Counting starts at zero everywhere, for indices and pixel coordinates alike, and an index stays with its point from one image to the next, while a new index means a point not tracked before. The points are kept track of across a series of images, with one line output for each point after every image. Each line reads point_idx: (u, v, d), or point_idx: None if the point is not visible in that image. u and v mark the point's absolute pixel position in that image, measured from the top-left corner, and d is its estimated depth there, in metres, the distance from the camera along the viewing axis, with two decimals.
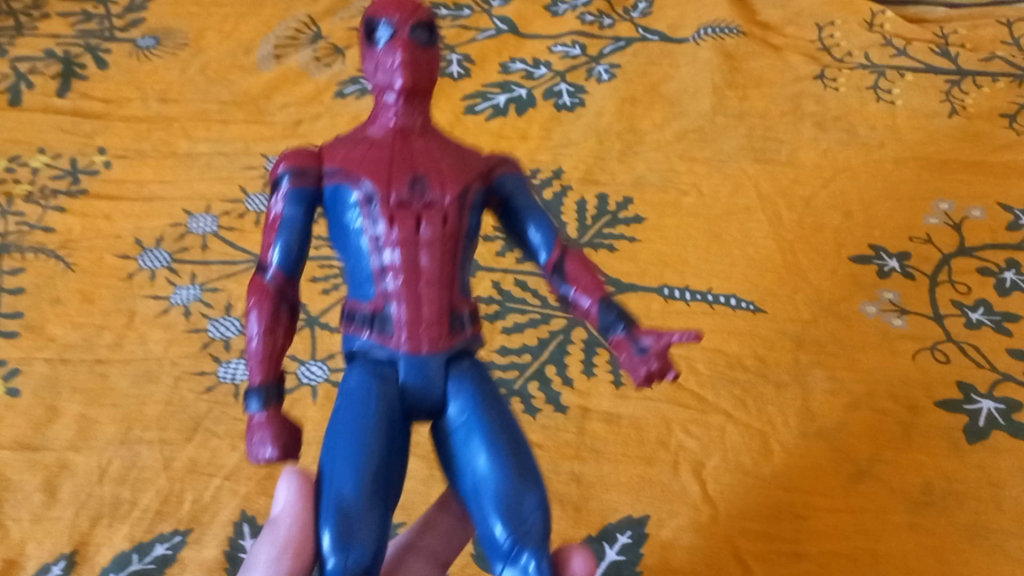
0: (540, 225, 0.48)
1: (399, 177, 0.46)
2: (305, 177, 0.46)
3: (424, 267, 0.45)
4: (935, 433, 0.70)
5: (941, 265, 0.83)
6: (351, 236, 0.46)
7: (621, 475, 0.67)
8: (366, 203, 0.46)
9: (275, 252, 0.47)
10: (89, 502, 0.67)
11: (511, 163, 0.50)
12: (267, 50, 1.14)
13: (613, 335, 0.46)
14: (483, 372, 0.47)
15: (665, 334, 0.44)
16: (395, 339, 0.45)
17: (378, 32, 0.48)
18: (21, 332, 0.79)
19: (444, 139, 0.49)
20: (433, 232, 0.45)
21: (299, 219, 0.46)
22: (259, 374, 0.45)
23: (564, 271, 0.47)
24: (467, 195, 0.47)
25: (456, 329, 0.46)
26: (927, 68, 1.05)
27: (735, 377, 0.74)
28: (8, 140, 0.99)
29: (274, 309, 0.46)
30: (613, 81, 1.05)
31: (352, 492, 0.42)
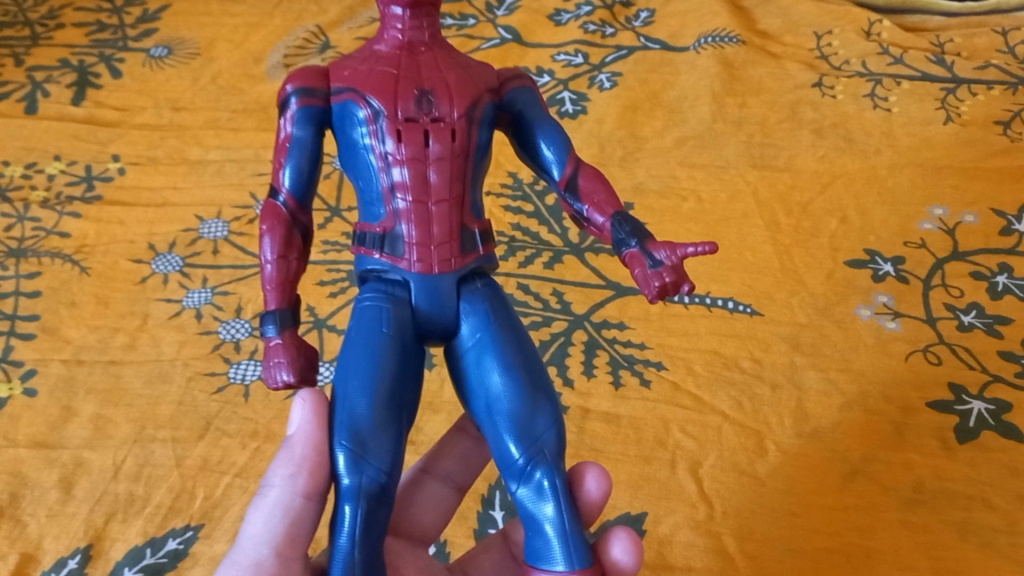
0: (551, 142, 0.50)
1: (406, 92, 0.47)
2: (313, 97, 0.48)
3: (433, 185, 0.47)
4: (927, 433, 0.72)
5: (934, 269, 0.85)
6: (360, 155, 0.48)
7: (620, 473, 0.69)
8: (373, 121, 0.47)
9: (285, 175, 0.48)
10: (104, 498, 0.69)
11: (522, 79, 0.51)
12: (277, 59, 1.16)
13: (626, 250, 0.47)
14: (494, 289, 0.49)
15: (678, 249, 0.45)
16: (407, 260, 0.47)
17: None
18: (38, 334, 0.82)
19: (451, 51, 0.50)
20: (441, 149, 0.46)
21: (308, 140, 0.48)
22: (274, 300, 0.46)
23: (577, 188, 0.50)
24: (474, 111, 0.48)
25: (466, 246, 0.48)
26: (923, 76, 1.07)
27: (731, 378, 0.76)
28: (24, 148, 1.02)
29: (286, 233, 0.47)
30: (615, 89, 1.07)
31: (366, 413, 0.44)
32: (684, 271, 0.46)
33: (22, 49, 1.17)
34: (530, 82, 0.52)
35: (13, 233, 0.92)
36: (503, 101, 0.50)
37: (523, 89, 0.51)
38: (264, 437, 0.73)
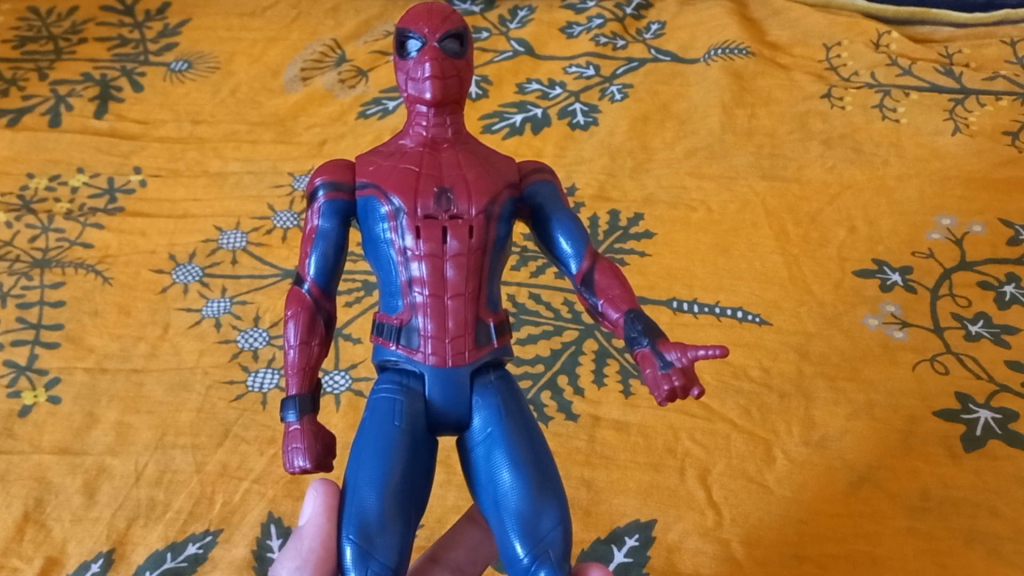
0: (568, 236, 0.51)
1: (426, 189, 0.49)
2: (339, 191, 0.50)
3: (449, 281, 0.48)
4: (933, 441, 0.73)
5: (942, 279, 0.86)
6: (381, 247, 0.50)
7: (630, 481, 0.71)
8: (394, 217, 0.49)
9: (311, 264, 0.50)
10: (126, 503, 0.71)
11: (543, 173, 0.53)
12: (294, 72, 1.19)
13: (638, 349, 0.47)
14: (508, 381, 0.50)
15: (688, 350, 0.45)
16: (421, 351, 0.48)
17: (410, 43, 0.50)
18: (62, 342, 0.84)
19: (473, 148, 0.52)
20: (458, 244, 0.48)
21: (333, 231, 0.50)
22: (295, 386, 0.48)
23: (594, 283, 0.51)
24: (492, 207, 0.50)
25: (480, 339, 0.49)
26: (932, 87, 1.08)
27: (740, 387, 0.77)
28: (49, 161, 1.04)
29: (309, 320, 0.49)
30: (626, 101, 1.08)
31: (374, 506, 0.44)
32: (696, 373, 0.45)
33: (45, 64, 1.20)
34: (551, 175, 0.54)
35: (37, 243, 0.94)
36: (523, 195, 0.52)
37: (544, 182, 0.53)
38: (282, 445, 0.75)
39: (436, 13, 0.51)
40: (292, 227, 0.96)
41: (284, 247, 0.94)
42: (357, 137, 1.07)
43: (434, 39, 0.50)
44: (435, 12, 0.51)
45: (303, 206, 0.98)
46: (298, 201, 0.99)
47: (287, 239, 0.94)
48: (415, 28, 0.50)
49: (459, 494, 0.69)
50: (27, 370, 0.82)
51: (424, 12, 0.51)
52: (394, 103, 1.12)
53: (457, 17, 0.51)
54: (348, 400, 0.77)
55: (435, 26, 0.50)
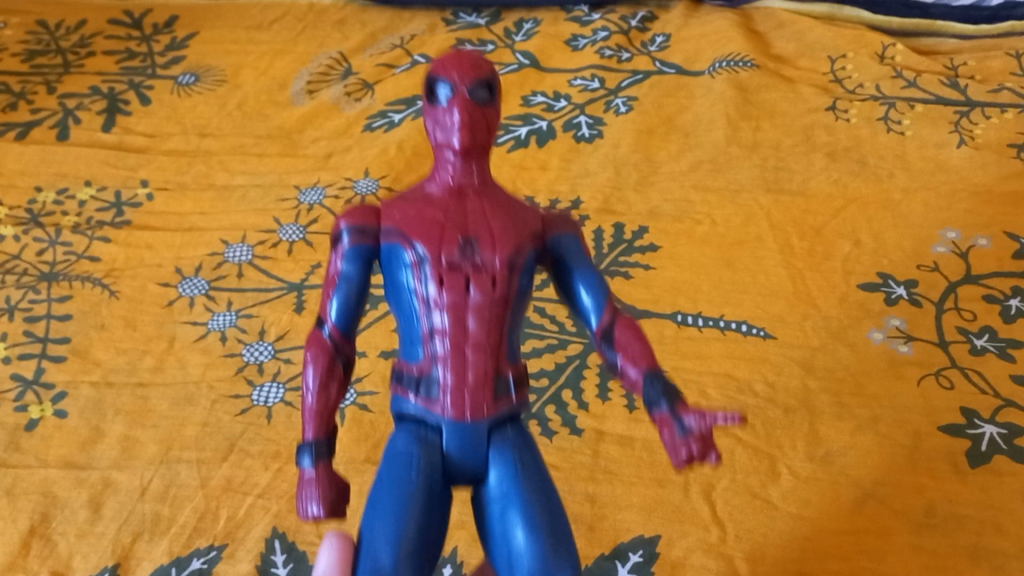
0: (589, 288, 0.49)
1: (451, 238, 0.47)
2: (364, 235, 0.48)
3: (470, 333, 0.47)
4: (938, 457, 0.72)
5: (947, 292, 0.86)
6: (403, 295, 0.48)
7: (633, 496, 0.71)
8: (418, 266, 0.47)
9: (332, 307, 0.49)
10: (132, 518, 0.72)
11: (567, 223, 0.51)
12: (301, 85, 1.19)
13: (657, 412, 0.46)
14: (524, 436, 0.49)
15: (707, 416, 0.44)
16: (440, 404, 0.47)
17: (439, 90, 0.48)
18: (69, 356, 0.85)
19: (501, 194, 0.50)
20: (481, 296, 0.47)
21: (355, 275, 0.49)
22: (311, 431, 0.47)
23: (614, 337, 0.48)
24: (516, 257, 0.48)
25: (499, 393, 0.47)
26: (937, 100, 1.08)
27: (745, 402, 0.77)
28: (57, 174, 1.05)
29: (328, 363, 0.48)
30: (631, 113, 1.08)
31: (388, 562, 0.43)
32: (714, 439, 0.44)
33: (54, 77, 1.20)
34: (573, 225, 0.51)
35: (45, 257, 0.95)
36: (545, 245, 0.50)
37: (568, 232, 0.50)
38: (286, 459, 0.75)
39: (468, 59, 0.49)
40: (298, 240, 0.96)
41: (289, 260, 0.94)
42: (363, 149, 1.08)
43: (464, 87, 0.48)
44: (466, 59, 0.49)
45: (309, 219, 0.99)
46: (304, 214, 1.00)
47: (293, 253, 0.95)
48: (445, 75, 0.48)
49: (463, 510, 0.69)
50: (33, 384, 0.82)
51: (455, 58, 0.49)
52: (399, 116, 1.12)
53: (488, 64, 0.49)
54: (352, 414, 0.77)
55: (465, 74, 0.48)
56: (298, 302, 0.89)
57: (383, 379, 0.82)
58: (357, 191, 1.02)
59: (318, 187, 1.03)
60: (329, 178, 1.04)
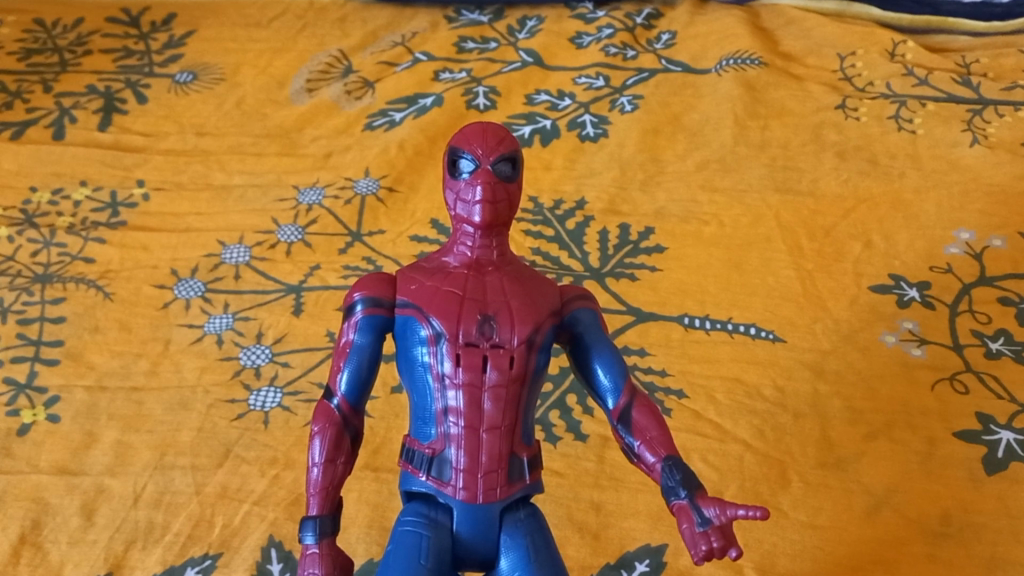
0: (607, 367, 0.49)
1: (469, 315, 0.46)
2: (379, 307, 0.48)
3: (486, 414, 0.46)
4: (953, 464, 0.70)
5: (961, 295, 0.83)
6: (417, 370, 0.47)
7: (640, 504, 0.69)
8: (434, 342, 0.46)
9: (342, 378, 0.48)
10: (125, 525, 0.70)
11: (587, 299, 0.50)
12: (300, 84, 1.17)
13: (675, 500, 0.44)
14: (537, 518, 0.48)
15: (728, 508, 0.42)
16: (452, 485, 0.46)
17: (462, 163, 0.48)
18: (62, 359, 0.83)
19: (520, 270, 0.49)
20: (498, 375, 0.46)
21: (368, 347, 0.48)
22: (316, 507, 0.46)
23: (631, 420, 0.48)
24: (535, 336, 0.47)
25: (513, 475, 0.46)
26: (949, 98, 1.05)
27: (754, 407, 0.75)
28: (52, 174, 1.03)
29: (336, 437, 0.47)
30: (636, 112, 1.06)
31: None
32: (734, 533, 0.42)
33: (50, 76, 1.19)
34: (593, 301, 0.51)
35: (39, 258, 0.93)
36: (563, 321, 0.49)
37: (585, 308, 0.50)
38: (283, 465, 0.74)
39: (492, 134, 0.48)
40: (296, 241, 0.94)
41: (288, 262, 0.92)
42: (363, 149, 1.06)
43: (488, 162, 0.47)
44: (490, 133, 0.48)
45: (308, 220, 0.97)
46: (303, 214, 0.98)
47: (291, 254, 0.93)
48: (468, 148, 0.48)
49: None
50: (25, 388, 0.80)
51: (479, 132, 0.48)
52: (400, 115, 1.10)
53: (512, 138, 0.49)
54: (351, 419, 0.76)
55: (489, 148, 0.48)
56: (296, 305, 0.87)
57: (383, 384, 0.80)
58: (357, 191, 1.00)
59: (318, 188, 1.01)
60: (329, 178, 1.02)
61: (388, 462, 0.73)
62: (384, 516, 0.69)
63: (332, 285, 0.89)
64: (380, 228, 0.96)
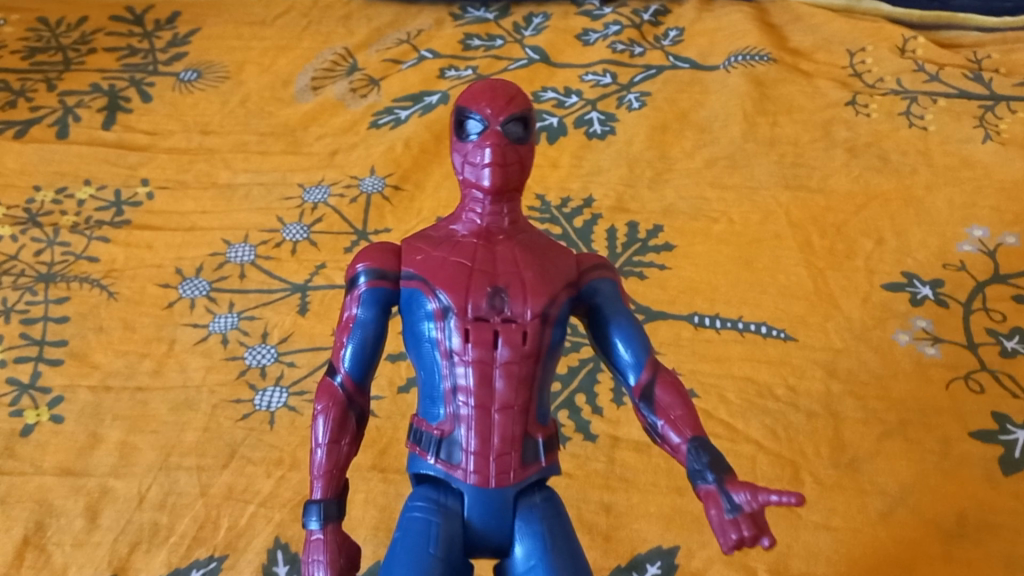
0: (627, 341, 0.47)
1: (479, 287, 0.45)
2: (383, 279, 0.47)
3: (497, 393, 0.44)
4: (969, 463, 0.69)
5: (974, 292, 0.82)
6: (424, 346, 0.46)
7: (651, 505, 0.68)
8: (442, 316, 0.45)
9: (346, 355, 0.47)
10: (129, 527, 0.69)
11: (605, 270, 0.48)
12: (305, 82, 1.16)
13: (702, 484, 0.43)
14: (553, 502, 0.47)
15: (760, 494, 0.40)
16: (462, 468, 0.45)
17: (470, 124, 0.46)
18: (66, 359, 0.82)
19: (532, 239, 0.48)
20: (509, 352, 0.44)
21: (372, 321, 0.47)
22: (320, 490, 0.45)
23: (654, 399, 0.46)
24: (549, 309, 0.45)
25: (527, 457, 0.45)
26: (960, 94, 1.04)
27: (766, 406, 0.74)
28: (56, 173, 1.02)
29: (340, 416, 0.46)
30: (644, 109, 1.05)
31: None
32: (766, 521, 0.40)
33: (54, 75, 1.18)
34: (611, 272, 0.49)
35: (43, 257, 0.92)
36: (581, 292, 0.48)
37: (604, 279, 0.48)
38: (289, 466, 0.73)
39: (502, 92, 0.46)
40: (301, 239, 0.93)
41: (293, 261, 0.91)
42: (368, 147, 1.05)
43: (497, 122, 0.46)
44: (500, 91, 0.46)
45: (313, 219, 0.96)
46: (308, 213, 0.97)
47: (297, 252, 0.92)
48: (477, 108, 0.46)
49: None
50: (29, 388, 0.80)
51: (488, 91, 0.46)
52: (406, 112, 1.09)
53: (523, 96, 0.47)
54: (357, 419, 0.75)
55: (498, 108, 0.46)
56: (302, 303, 0.86)
57: (390, 383, 0.79)
58: (362, 189, 0.99)
59: (323, 186, 1.00)
60: (334, 176, 1.02)
61: (396, 463, 0.72)
62: (391, 517, 0.68)
63: (338, 284, 0.88)
64: (386, 226, 0.95)
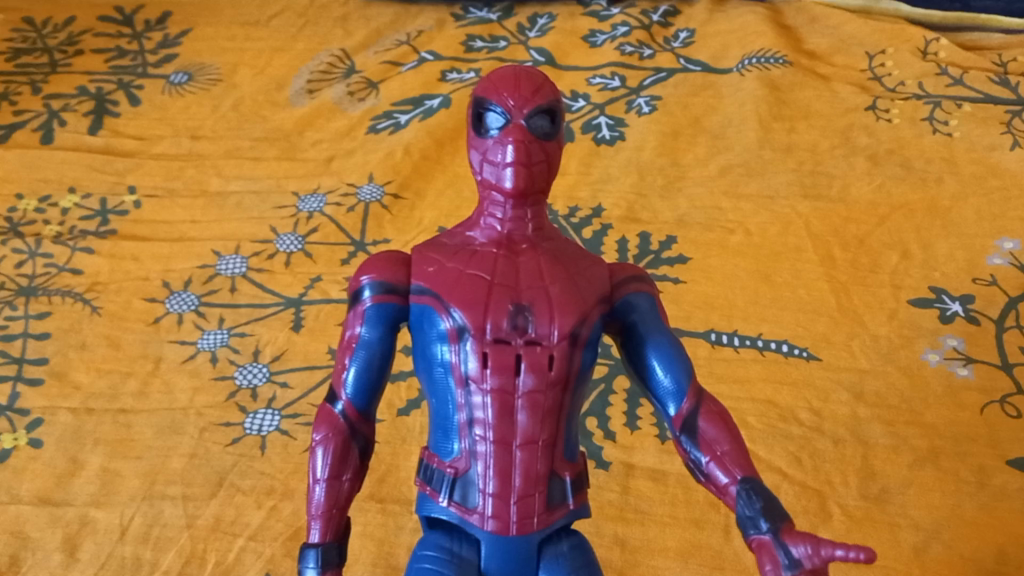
0: (666, 365, 0.42)
1: (499, 305, 0.40)
2: (392, 294, 0.42)
3: (520, 426, 0.40)
4: (1007, 495, 0.65)
5: (1007, 309, 0.78)
6: (437, 370, 0.41)
7: (668, 539, 0.64)
8: (457, 338, 0.40)
9: (348, 378, 0.42)
10: (109, 562, 0.64)
11: (642, 283, 0.44)
12: (300, 85, 1.12)
13: (754, 534, 0.38)
14: (582, 549, 0.42)
15: (823, 548, 0.35)
16: (479, 512, 0.40)
17: (490, 117, 0.42)
18: (46, 379, 0.77)
19: (558, 249, 0.43)
20: (534, 380, 0.40)
21: (378, 341, 0.42)
22: (318, 532, 0.41)
23: (697, 431, 0.41)
24: (579, 330, 0.40)
25: (553, 499, 0.41)
26: (986, 99, 1.00)
27: (789, 432, 0.69)
28: (38, 179, 0.98)
29: (342, 448, 0.41)
30: (654, 114, 1.01)
31: None
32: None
33: (40, 77, 1.13)
34: (649, 286, 0.44)
35: (24, 269, 0.88)
36: (614, 308, 0.43)
37: (641, 294, 0.43)
38: (281, 495, 0.68)
39: (525, 81, 0.42)
40: (296, 251, 0.89)
41: (286, 273, 0.87)
42: (367, 153, 1.01)
43: (521, 116, 0.41)
44: (524, 81, 0.42)
45: (309, 228, 0.92)
46: (302, 222, 0.92)
47: (291, 264, 0.87)
48: (498, 99, 0.41)
49: None
50: (6, 410, 0.75)
51: (510, 79, 0.42)
52: (406, 117, 1.05)
53: (550, 87, 0.42)
54: None
55: (523, 99, 0.41)
56: (296, 319, 0.82)
57: (389, 405, 0.75)
58: (360, 198, 0.95)
59: (318, 194, 0.96)
60: (330, 184, 0.97)
61: (395, 493, 0.68)
62: (390, 552, 0.64)
63: (334, 298, 0.84)
64: (384, 237, 0.90)
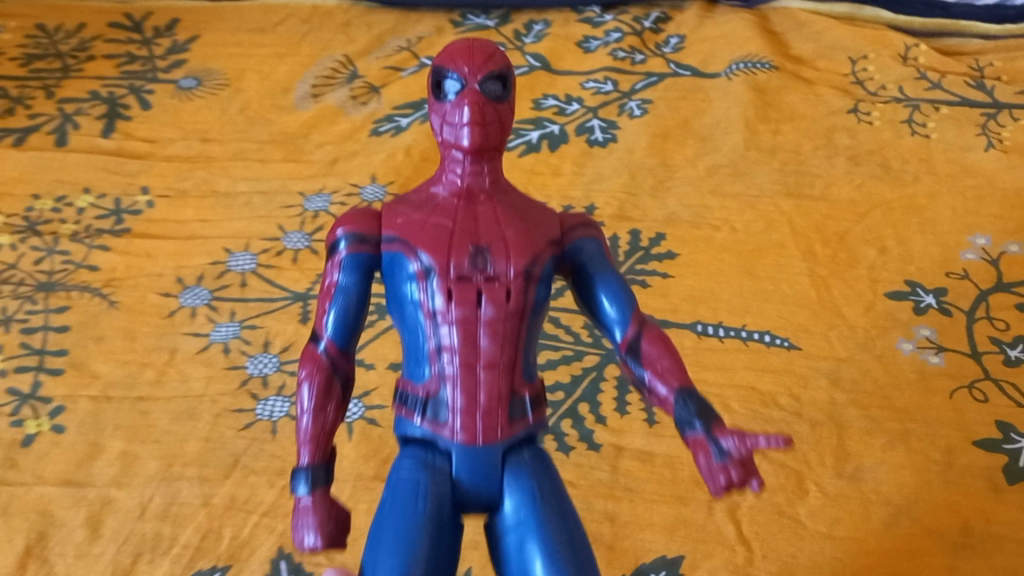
0: (612, 298, 0.47)
1: (461, 248, 0.45)
2: (364, 243, 0.46)
3: (482, 350, 0.44)
4: (973, 473, 0.69)
5: (978, 301, 0.82)
6: (407, 307, 0.46)
7: (655, 515, 0.68)
8: (423, 277, 0.45)
9: (328, 320, 0.46)
10: (131, 538, 0.69)
11: (588, 227, 0.48)
12: (305, 89, 1.16)
13: (689, 433, 0.43)
14: (542, 459, 0.46)
15: (747, 438, 0.41)
16: (449, 427, 0.44)
17: (447, 84, 0.46)
18: (66, 369, 0.82)
19: (513, 200, 0.48)
20: (493, 310, 0.44)
21: (354, 287, 0.46)
22: (306, 455, 0.44)
23: (640, 352, 0.46)
24: (532, 268, 0.45)
25: (514, 414, 0.45)
26: (962, 102, 1.05)
27: (769, 415, 0.74)
28: (55, 180, 1.02)
29: (324, 382, 0.45)
30: (645, 117, 1.05)
31: None
32: (754, 463, 0.42)
33: (52, 82, 1.18)
34: (595, 231, 0.49)
35: (42, 266, 0.92)
36: (564, 253, 0.48)
37: (589, 239, 0.48)
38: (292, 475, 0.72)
39: (478, 50, 0.46)
40: (303, 248, 0.93)
41: (294, 269, 0.91)
42: (369, 155, 1.05)
43: (475, 81, 0.45)
44: (477, 50, 0.46)
45: (315, 227, 0.96)
46: (309, 222, 0.97)
47: (298, 261, 0.92)
48: (453, 68, 0.46)
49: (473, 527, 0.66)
50: (29, 398, 0.79)
51: (464, 50, 0.46)
52: (406, 120, 1.10)
53: (501, 55, 0.47)
54: (359, 428, 0.75)
55: (476, 66, 0.46)
56: (303, 312, 0.86)
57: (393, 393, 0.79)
58: (363, 198, 0.99)
59: (324, 195, 1.00)
60: (335, 185, 1.01)
61: None
62: None
63: None
64: None
